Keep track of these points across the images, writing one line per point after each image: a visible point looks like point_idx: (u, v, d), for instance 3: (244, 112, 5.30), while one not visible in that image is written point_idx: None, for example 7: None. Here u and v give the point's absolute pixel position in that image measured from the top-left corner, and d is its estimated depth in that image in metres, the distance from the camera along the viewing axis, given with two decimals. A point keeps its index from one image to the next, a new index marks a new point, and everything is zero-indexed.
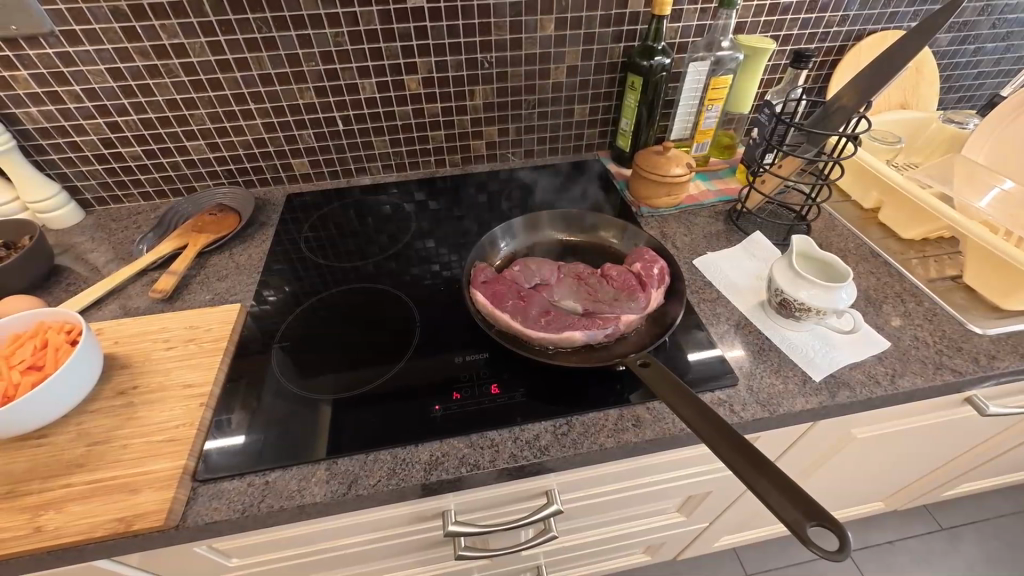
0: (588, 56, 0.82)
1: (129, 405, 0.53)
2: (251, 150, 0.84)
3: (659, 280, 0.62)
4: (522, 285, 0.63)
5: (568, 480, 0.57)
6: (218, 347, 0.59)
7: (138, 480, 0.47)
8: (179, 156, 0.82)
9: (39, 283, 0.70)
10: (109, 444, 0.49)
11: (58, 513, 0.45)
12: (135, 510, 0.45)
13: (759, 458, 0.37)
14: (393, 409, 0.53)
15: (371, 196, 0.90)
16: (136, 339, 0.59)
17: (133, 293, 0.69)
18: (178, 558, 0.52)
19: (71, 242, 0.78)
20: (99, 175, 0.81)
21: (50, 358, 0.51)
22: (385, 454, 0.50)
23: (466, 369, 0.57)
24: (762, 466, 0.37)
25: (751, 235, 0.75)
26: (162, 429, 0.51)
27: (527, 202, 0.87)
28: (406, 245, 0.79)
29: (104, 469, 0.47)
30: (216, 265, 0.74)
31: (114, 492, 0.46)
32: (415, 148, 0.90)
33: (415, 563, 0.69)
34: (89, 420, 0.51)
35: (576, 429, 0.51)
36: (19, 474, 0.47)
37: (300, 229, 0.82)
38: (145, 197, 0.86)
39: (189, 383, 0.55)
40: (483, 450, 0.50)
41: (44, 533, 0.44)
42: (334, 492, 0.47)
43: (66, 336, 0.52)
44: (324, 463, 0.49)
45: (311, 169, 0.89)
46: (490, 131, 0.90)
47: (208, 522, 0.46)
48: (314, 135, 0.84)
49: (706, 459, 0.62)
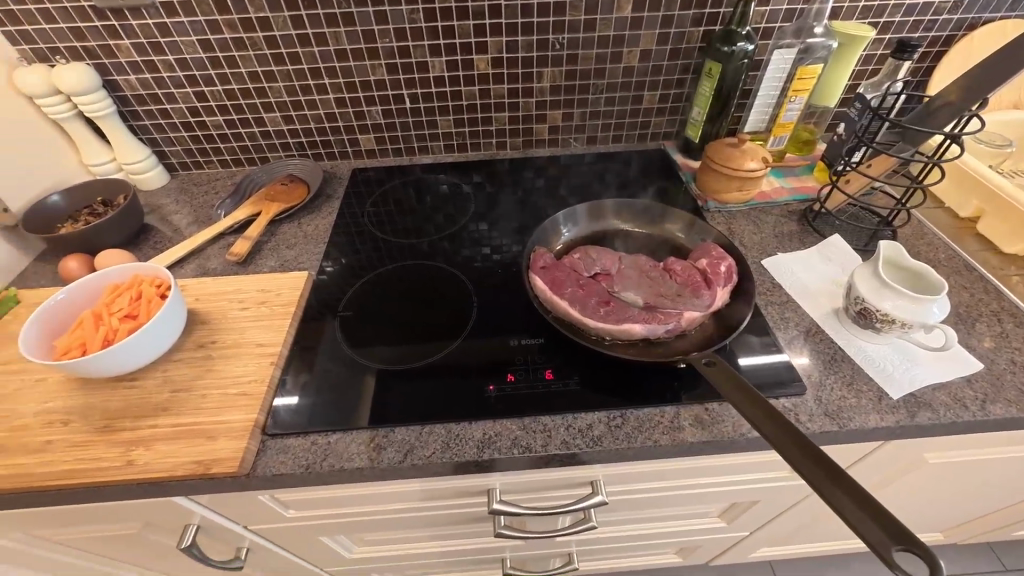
0: (665, 40, 0.79)
1: (208, 358, 0.57)
2: (322, 124, 0.86)
3: (727, 279, 0.60)
4: (581, 274, 0.63)
5: (616, 473, 0.56)
6: (287, 311, 0.62)
7: (214, 428, 0.50)
8: (256, 127, 0.85)
9: (131, 239, 0.76)
10: (191, 392, 0.53)
11: (147, 450, 0.49)
12: (212, 455, 0.48)
13: (834, 467, 0.35)
14: (449, 385, 0.54)
15: (431, 175, 0.91)
16: (212, 298, 0.63)
17: (210, 255, 0.73)
18: (242, 504, 0.56)
19: (158, 203, 0.84)
20: (184, 142, 0.86)
21: (142, 309, 0.55)
22: (439, 427, 0.51)
23: (521, 353, 0.58)
24: (838, 476, 0.34)
25: (828, 237, 0.70)
26: (237, 383, 0.54)
27: (587, 190, 0.86)
28: (463, 226, 0.80)
29: (186, 414, 0.51)
30: (286, 233, 0.77)
31: (194, 437, 0.50)
32: (478, 129, 0.90)
33: (455, 535, 0.71)
34: (174, 368, 0.56)
35: (630, 424, 0.51)
36: (115, 411, 0.52)
37: (362, 204, 0.84)
38: (222, 164, 0.90)
39: (260, 342, 0.58)
40: (535, 434, 0.50)
41: (135, 466, 0.48)
42: (390, 459, 0.49)
43: (158, 289, 0.57)
44: (381, 431, 0.51)
45: (376, 145, 0.90)
46: (555, 115, 0.88)
47: (274, 474, 0.49)
48: (382, 111, 0.85)
49: (761, 467, 0.60)
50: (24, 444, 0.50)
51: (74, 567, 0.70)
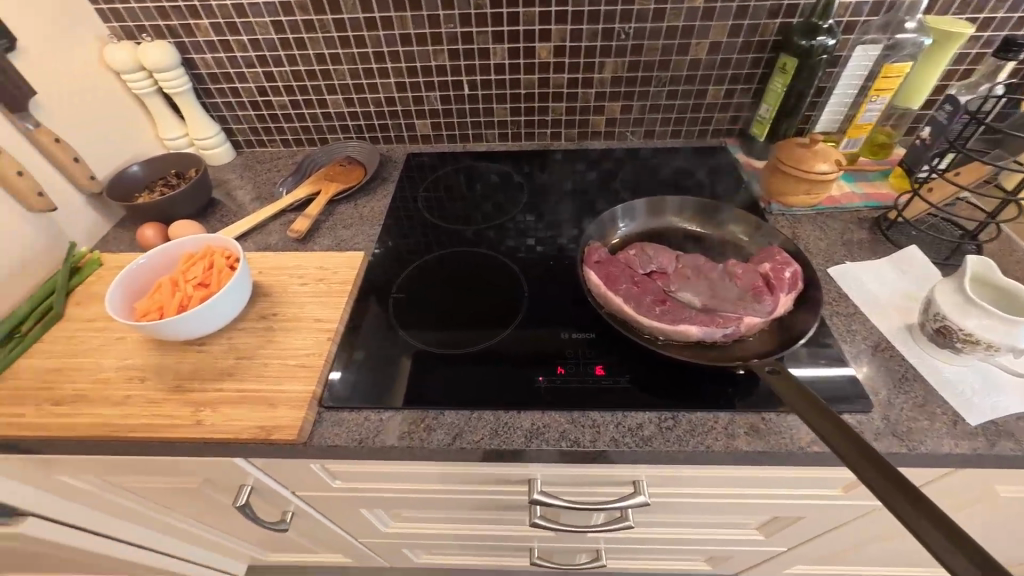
0: (737, 32, 0.75)
1: (270, 329, 0.59)
2: (381, 108, 0.87)
3: (791, 285, 0.57)
4: (636, 271, 0.61)
5: (661, 476, 0.56)
6: (344, 289, 0.64)
7: (276, 396, 0.52)
8: (319, 109, 0.88)
9: (201, 211, 0.80)
10: (255, 360, 0.56)
11: (214, 412, 0.52)
12: (273, 422, 0.50)
13: (908, 484, 0.31)
14: (499, 373, 0.55)
15: (483, 163, 0.91)
16: (275, 272, 0.66)
17: (272, 231, 0.76)
18: (294, 470, 0.59)
19: (224, 178, 0.88)
20: (250, 120, 0.90)
21: (214, 278, 0.58)
22: (488, 414, 0.52)
23: (572, 346, 0.57)
24: (912, 493, 0.31)
25: (903, 248, 0.66)
26: (297, 355, 0.56)
27: (642, 185, 0.84)
28: (515, 215, 0.80)
29: (250, 381, 0.54)
30: (343, 213, 0.79)
31: (257, 403, 0.52)
32: (533, 118, 0.89)
33: (488, 519, 0.73)
34: (239, 336, 0.58)
35: (682, 426, 0.50)
36: (186, 373, 0.55)
37: (416, 189, 0.85)
38: (284, 143, 0.93)
39: (318, 318, 0.60)
40: (584, 429, 0.50)
41: (203, 426, 0.51)
42: (440, 441, 0.50)
43: (228, 261, 0.60)
44: (432, 413, 0.52)
45: (432, 131, 0.91)
46: (613, 107, 0.87)
47: (329, 445, 0.50)
48: (440, 98, 0.86)
49: (814, 482, 0.57)
50: (106, 396, 0.53)
51: (136, 513, 0.76)
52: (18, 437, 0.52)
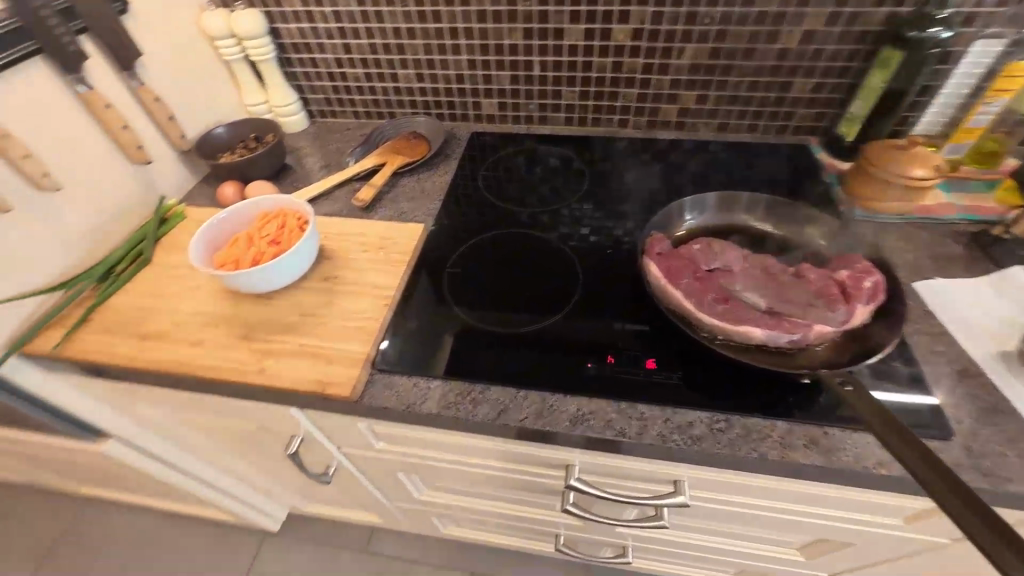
0: (835, 20, 0.70)
1: (331, 291, 0.62)
2: (450, 85, 0.88)
3: (871, 296, 0.54)
4: (699, 266, 0.59)
5: (704, 478, 0.54)
6: (402, 259, 0.65)
7: (333, 354, 0.55)
8: (391, 82, 0.90)
9: (274, 175, 0.84)
10: (316, 318, 0.58)
11: (277, 362, 0.55)
12: (329, 377, 0.53)
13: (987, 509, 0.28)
14: (548, 356, 0.55)
15: (545, 147, 0.90)
16: (339, 237, 0.68)
17: (338, 197, 0.79)
18: (342, 427, 0.62)
19: (297, 145, 0.92)
20: (325, 91, 0.93)
21: (286, 237, 0.61)
22: (534, 395, 0.52)
23: (624, 337, 0.56)
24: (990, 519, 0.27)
25: (1005, 269, 0.60)
26: (355, 317, 0.58)
27: (711, 179, 0.80)
28: (573, 201, 0.79)
29: (311, 337, 0.57)
30: (405, 186, 0.81)
31: (316, 359, 0.55)
32: (601, 103, 0.87)
33: (520, 500, 0.73)
34: (303, 294, 0.61)
35: (735, 430, 0.48)
36: (255, 323, 0.58)
37: (477, 167, 0.86)
38: (354, 115, 0.96)
39: (377, 284, 0.62)
40: (631, 421, 0.49)
41: (266, 374, 0.54)
42: (484, 415, 0.51)
43: (299, 222, 0.62)
44: (479, 387, 0.53)
45: (497, 111, 0.91)
46: (688, 96, 0.83)
47: (379, 406, 0.52)
48: (510, 77, 0.85)
49: (872, 508, 0.54)
50: (184, 337, 0.58)
51: (198, 448, 0.83)
52: (109, 365, 0.57)
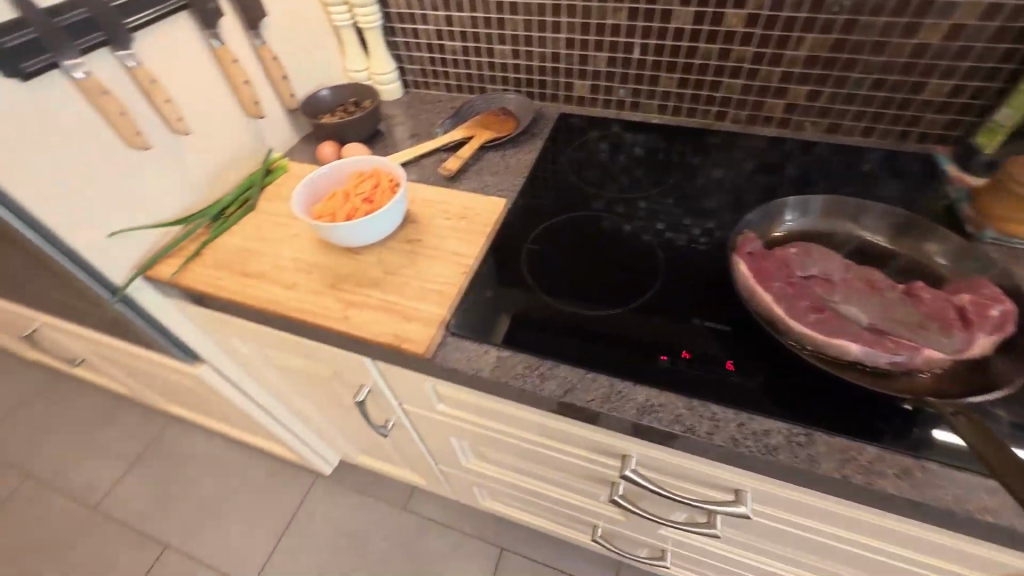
0: (991, 15, 0.62)
1: (414, 253, 0.64)
2: (545, 63, 0.88)
3: (997, 326, 0.48)
4: (795, 271, 0.55)
5: (771, 493, 0.51)
6: (482, 231, 0.67)
7: (412, 312, 0.57)
8: (486, 58, 0.91)
9: (368, 139, 0.88)
10: (398, 277, 0.61)
11: (360, 313, 0.58)
12: (406, 333, 0.55)
13: None
14: (620, 342, 0.54)
15: (634, 134, 0.87)
16: (424, 203, 0.71)
17: (425, 166, 0.81)
18: (409, 384, 0.65)
19: (390, 113, 0.96)
20: (422, 62, 0.96)
21: (379, 196, 0.64)
22: (603, 379, 0.51)
23: (702, 334, 0.54)
24: None
25: None
26: (434, 280, 0.60)
27: (813, 183, 0.74)
28: (658, 192, 0.76)
29: (392, 294, 0.59)
30: (490, 160, 0.82)
31: (395, 314, 0.57)
32: (700, 93, 0.83)
33: (566, 484, 0.74)
34: (388, 253, 0.64)
35: (817, 447, 0.45)
36: (342, 275, 0.62)
37: (561, 148, 0.85)
38: (446, 88, 0.98)
39: (457, 252, 0.64)
40: (702, 419, 0.47)
41: (348, 322, 0.57)
42: (551, 391, 0.51)
43: (391, 182, 0.65)
44: (548, 363, 0.53)
45: (588, 94, 0.89)
46: (798, 91, 0.77)
47: (449, 367, 0.54)
48: (607, 60, 0.84)
49: (962, 558, 0.49)
50: (280, 279, 0.63)
51: (274, 386, 0.90)
52: (213, 296, 0.63)
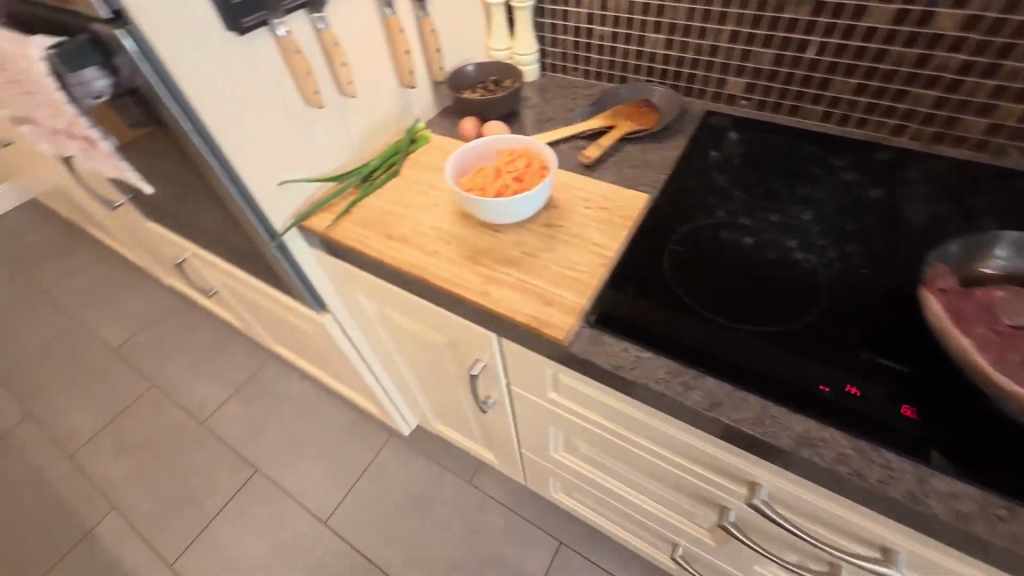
0: None
1: (554, 238, 0.63)
2: (700, 56, 0.83)
3: None
4: (998, 317, 0.48)
5: (931, 560, 0.46)
6: (624, 225, 0.65)
7: (552, 297, 0.57)
8: (635, 46, 0.87)
9: (505, 119, 0.88)
10: (538, 260, 0.61)
11: (499, 290, 0.58)
12: (545, 317, 0.55)
13: None
14: (777, 363, 0.49)
15: (790, 140, 0.80)
16: (564, 188, 0.70)
17: (561, 151, 0.80)
18: (528, 367, 0.65)
19: (526, 95, 0.96)
20: (566, 46, 0.94)
21: (528, 177, 0.64)
22: (754, 399, 0.48)
23: (875, 370, 0.48)
24: None
25: None
26: (575, 269, 0.60)
27: (1013, 218, 0.64)
28: (817, 206, 0.69)
29: (531, 276, 0.59)
30: (629, 152, 0.79)
31: (534, 296, 0.57)
32: (879, 103, 0.74)
33: (665, 497, 0.71)
34: (527, 235, 0.64)
35: (1017, 524, 0.39)
36: (482, 250, 0.63)
37: (707, 147, 0.80)
38: (584, 74, 0.96)
39: (597, 243, 0.62)
40: (873, 465, 0.43)
41: (488, 297, 0.58)
42: (695, 403, 0.48)
43: (541, 164, 0.65)
44: (692, 372, 0.50)
45: (742, 92, 0.83)
46: (1010, 110, 0.66)
47: (585, 359, 0.53)
48: (773, 57, 0.77)
49: None
50: (423, 246, 0.65)
51: (382, 345, 0.95)
52: (359, 253, 0.66)
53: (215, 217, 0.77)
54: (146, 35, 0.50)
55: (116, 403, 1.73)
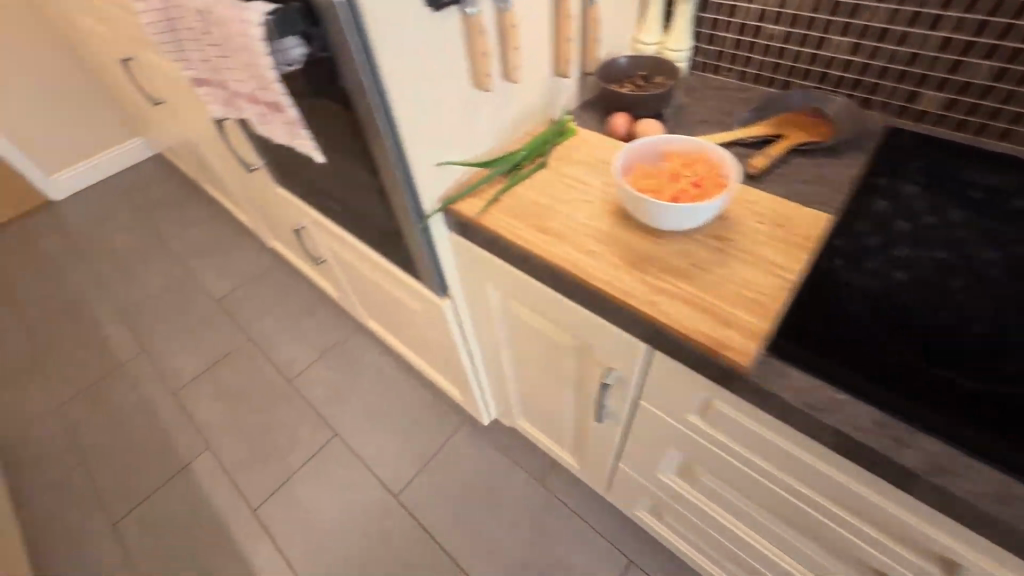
0: None
1: (724, 252, 0.58)
2: (892, 65, 0.74)
3: None
4: None
5: None
6: (805, 245, 0.58)
7: (729, 317, 0.52)
8: (812, 49, 0.80)
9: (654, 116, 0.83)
10: (709, 274, 0.56)
11: (667, 302, 0.54)
12: (723, 339, 0.50)
13: None
14: (1014, 432, 0.43)
15: (997, 168, 0.69)
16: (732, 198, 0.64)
17: None
18: (677, 386, 0.61)
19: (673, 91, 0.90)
20: (724, 44, 0.88)
21: (706, 185, 0.59)
22: (988, 471, 0.42)
23: None
24: None
25: None
26: (752, 289, 0.54)
27: None
28: None
29: (703, 291, 0.55)
30: (800, 165, 0.71)
31: (709, 314, 0.52)
32: None
33: (795, 544, 0.68)
34: (694, 245, 0.59)
35: None
36: (645, 256, 0.59)
37: (891, 167, 0.71)
38: (738, 75, 0.89)
39: (775, 262, 0.57)
40: None
41: (655, 308, 0.54)
42: (910, 463, 0.42)
43: (717, 173, 0.60)
44: (903, 426, 0.44)
45: (937, 109, 0.74)
46: None
47: (768, 392, 0.48)
48: (992, 70, 0.67)
49: None
50: (579, 244, 0.62)
51: (492, 337, 0.94)
52: (511, 244, 0.65)
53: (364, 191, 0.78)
54: (361, 8, 0.50)
55: (216, 351, 1.87)
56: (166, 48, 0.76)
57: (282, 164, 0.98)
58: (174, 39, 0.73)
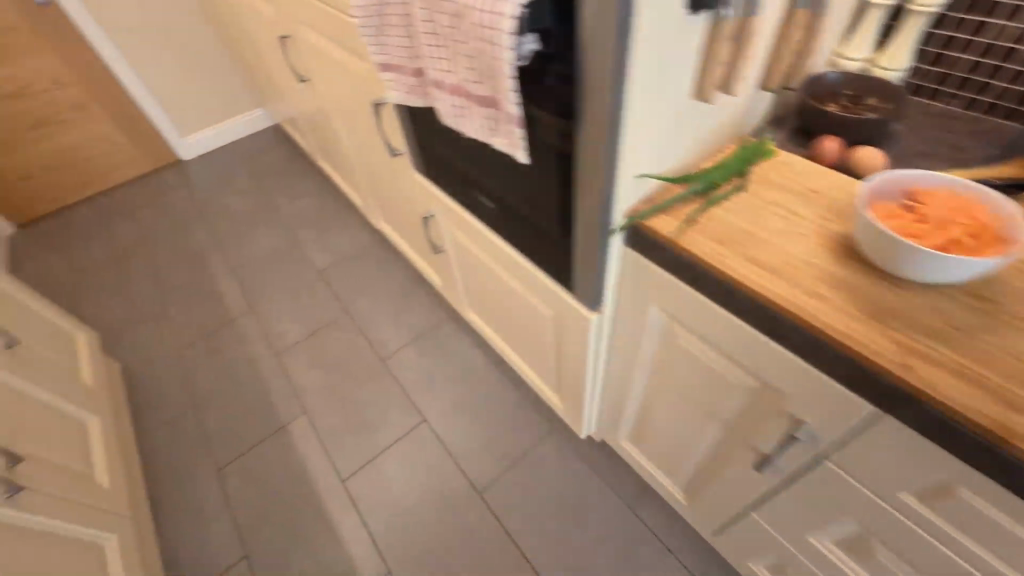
0: None
1: (986, 317, 0.51)
2: None
3: None
4: None
5: None
6: None
7: (1010, 398, 0.46)
8: None
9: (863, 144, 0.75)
10: (973, 342, 0.50)
11: (927, 368, 0.48)
12: (1008, 423, 0.44)
13: None
14: None
15: None
16: None
17: None
18: (895, 461, 0.54)
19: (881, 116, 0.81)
20: (958, 66, 0.82)
21: (986, 239, 0.51)
22: None
23: None
24: None
25: None
26: None
27: None
28: None
29: (971, 362, 0.48)
30: None
31: (982, 391, 0.46)
32: None
33: None
34: (945, 304, 0.53)
35: None
36: (886, 309, 0.53)
37: None
38: (964, 103, 0.83)
39: None
40: None
41: (912, 373, 0.48)
42: None
43: (1003, 228, 0.52)
44: None
45: None
46: None
47: None
48: None
49: None
50: (804, 283, 0.56)
51: (630, 357, 0.91)
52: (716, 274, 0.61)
53: (537, 196, 0.76)
54: (639, 9, 0.46)
55: (317, 319, 1.97)
56: (367, 36, 0.76)
57: (435, 157, 0.99)
58: (382, 27, 0.73)
